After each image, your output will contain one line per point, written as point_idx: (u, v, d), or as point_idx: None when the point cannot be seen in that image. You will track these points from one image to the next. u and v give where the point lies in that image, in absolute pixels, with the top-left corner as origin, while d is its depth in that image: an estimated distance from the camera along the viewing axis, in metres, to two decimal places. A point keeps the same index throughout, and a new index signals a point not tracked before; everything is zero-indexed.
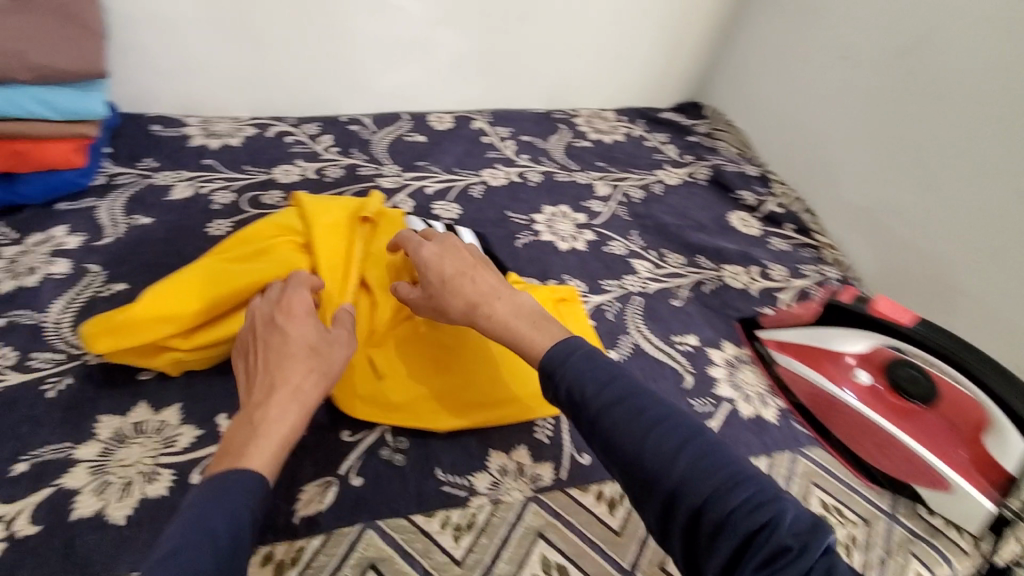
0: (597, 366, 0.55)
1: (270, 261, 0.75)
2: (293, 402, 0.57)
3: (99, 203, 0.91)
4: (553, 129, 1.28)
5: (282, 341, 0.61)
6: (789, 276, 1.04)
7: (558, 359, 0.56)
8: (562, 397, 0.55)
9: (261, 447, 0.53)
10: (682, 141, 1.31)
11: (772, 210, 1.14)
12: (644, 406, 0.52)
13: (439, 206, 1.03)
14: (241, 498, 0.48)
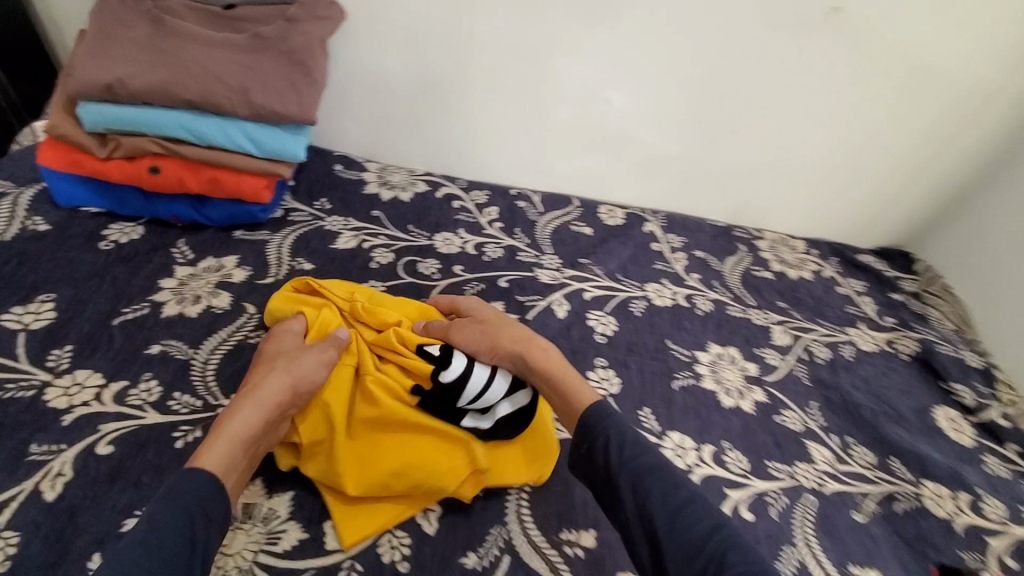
0: (626, 434, 0.63)
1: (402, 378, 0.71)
2: (256, 408, 0.62)
3: (271, 238, 0.92)
4: (731, 249, 1.14)
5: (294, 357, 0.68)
6: (1006, 519, 0.81)
7: (605, 418, 0.65)
8: (602, 451, 0.63)
9: (218, 448, 0.58)
10: (882, 297, 1.11)
11: (994, 420, 0.92)
12: (673, 486, 0.59)
13: (595, 318, 0.93)
14: (189, 496, 0.53)
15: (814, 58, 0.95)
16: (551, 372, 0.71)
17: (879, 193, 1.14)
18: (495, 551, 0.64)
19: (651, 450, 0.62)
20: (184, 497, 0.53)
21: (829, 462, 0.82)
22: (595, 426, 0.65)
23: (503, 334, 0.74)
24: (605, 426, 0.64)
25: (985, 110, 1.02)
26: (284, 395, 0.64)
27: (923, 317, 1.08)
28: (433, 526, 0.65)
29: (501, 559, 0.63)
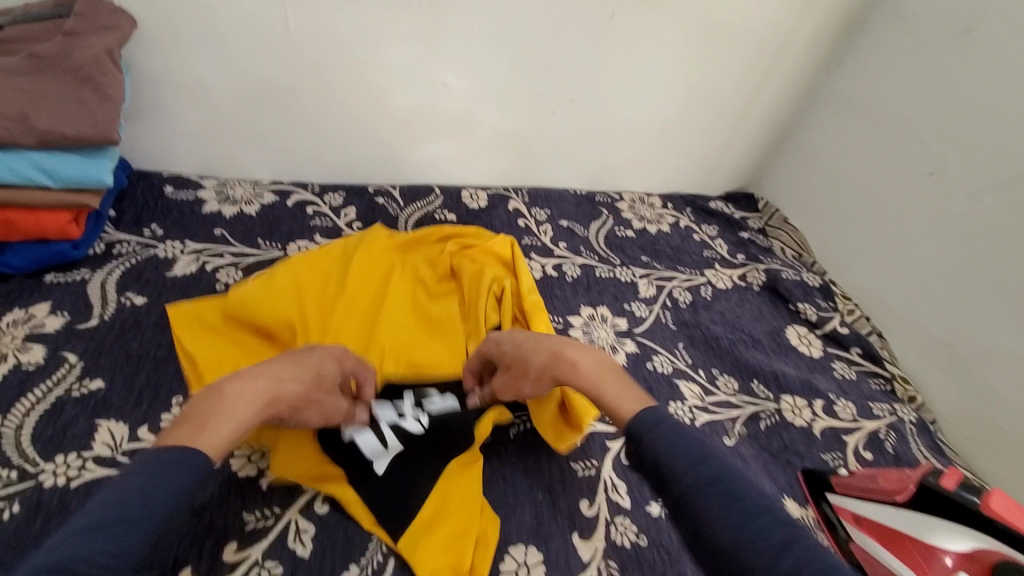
0: (676, 441, 0.49)
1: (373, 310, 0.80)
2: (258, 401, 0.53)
3: (92, 277, 0.82)
4: (594, 214, 1.18)
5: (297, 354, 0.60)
6: (857, 416, 0.89)
7: (648, 426, 0.52)
8: (648, 462, 0.50)
9: (221, 425, 0.48)
10: (732, 237, 1.21)
11: (836, 329, 1.01)
12: (694, 458, 0.47)
13: None
14: (183, 475, 0.42)
15: (629, 22, 1.00)
16: (583, 387, 0.62)
17: (714, 143, 1.23)
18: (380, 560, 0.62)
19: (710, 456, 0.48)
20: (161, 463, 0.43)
21: (698, 396, 0.87)
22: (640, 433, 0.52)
23: (523, 351, 0.67)
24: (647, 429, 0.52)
25: (790, 55, 1.11)
26: (279, 390, 0.55)
27: (768, 250, 1.18)
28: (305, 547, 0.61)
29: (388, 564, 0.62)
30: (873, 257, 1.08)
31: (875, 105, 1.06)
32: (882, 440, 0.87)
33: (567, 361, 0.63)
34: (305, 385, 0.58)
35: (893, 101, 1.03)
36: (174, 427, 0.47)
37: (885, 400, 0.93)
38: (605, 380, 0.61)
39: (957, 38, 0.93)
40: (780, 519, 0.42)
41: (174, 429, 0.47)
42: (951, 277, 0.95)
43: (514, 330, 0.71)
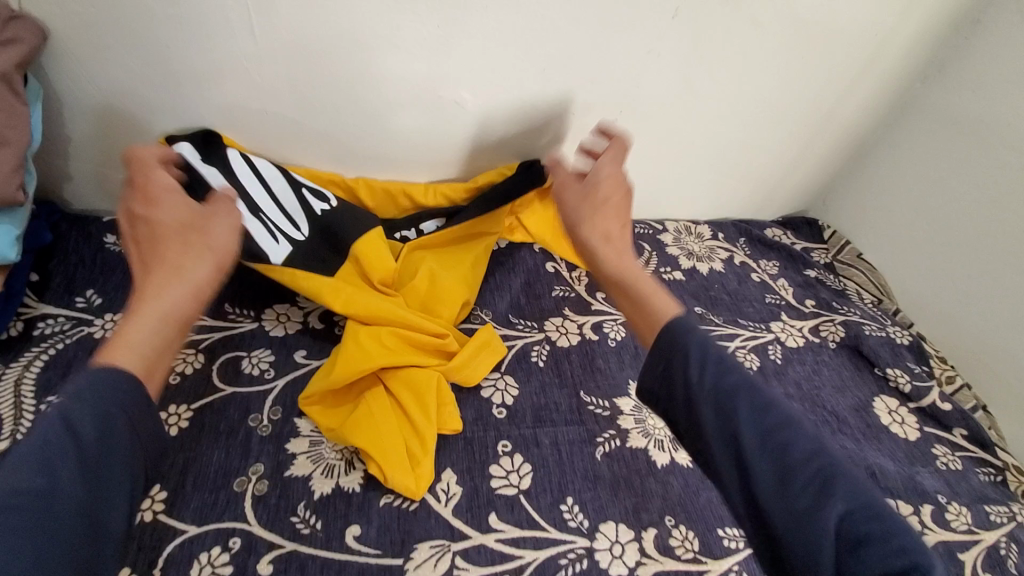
0: (711, 351, 0.50)
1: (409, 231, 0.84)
2: (175, 277, 0.52)
3: (4, 374, 0.63)
4: (635, 250, 0.99)
5: (150, 223, 0.56)
6: (972, 525, 0.73)
7: (683, 329, 0.52)
8: (685, 368, 0.50)
9: (142, 321, 0.49)
10: (798, 276, 1.02)
11: (937, 404, 0.83)
12: (763, 404, 0.48)
13: (488, 385, 0.75)
14: (115, 396, 0.43)
15: (693, 19, 0.79)
16: (619, 275, 0.63)
17: (777, 162, 1.03)
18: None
19: (737, 368, 0.50)
20: (80, 413, 0.41)
21: None
22: (673, 333, 0.52)
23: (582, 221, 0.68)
24: (682, 339, 0.51)
25: (882, 59, 0.90)
26: (216, 267, 0.55)
27: (842, 293, 0.99)
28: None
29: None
30: (975, 314, 0.90)
31: (987, 125, 0.87)
32: (1004, 558, 0.71)
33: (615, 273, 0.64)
34: (187, 203, 0.58)
35: (1014, 124, 0.84)
36: (107, 345, 0.47)
37: (1000, 499, 0.77)
38: (654, 287, 0.61)
39: None
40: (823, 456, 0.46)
41: (114, 349, 0.47)
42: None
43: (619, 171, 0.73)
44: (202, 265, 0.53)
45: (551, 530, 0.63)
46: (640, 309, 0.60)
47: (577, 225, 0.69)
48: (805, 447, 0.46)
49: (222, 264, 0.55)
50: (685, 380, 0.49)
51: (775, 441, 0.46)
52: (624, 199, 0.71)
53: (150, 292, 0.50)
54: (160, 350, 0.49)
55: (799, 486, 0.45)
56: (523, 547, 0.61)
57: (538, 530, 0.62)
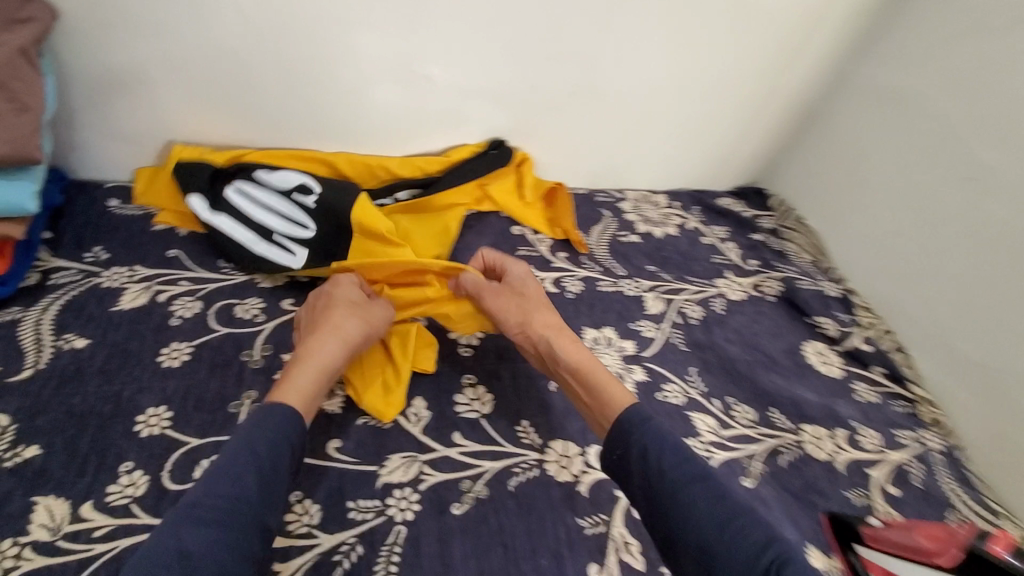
0: (665, 441, 0.61)
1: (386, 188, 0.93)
2: (335, 339, 0.68)
3: (25, 316, 0.72)
4: (595, 216, 1.09)
5: (329, 299, 0.74)
6: (881, 446, 0.83)
7: (639, 420, 0.63)
8: (634, 455, 0.61)
9: (304, 376, 0.64)
10: (744, 239, 1.12)
11: (858, 346, 0.94)
12: (718, 490, 0.57)
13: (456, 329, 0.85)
14: (277, 431, 0.58)
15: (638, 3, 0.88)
16: (573, 364, 0.72)
17: (725, 136, 1.13)
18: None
19: (694, 458, 0.60)
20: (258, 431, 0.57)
21: (714, 431, 0.80)
22: (628, 429, 0.63)
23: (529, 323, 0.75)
24: (636, 433, 0.62)
25: (814, 39, 1.00)
26: (363, 330, 0.71)
27: (783, 254, 1.09)
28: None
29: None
30: (895, 265, 0.99)
31: (905, 97, 0.96)
32: (908, 472, 0.81)
33: (543, 337, 0.74)
34: (362, 293, 0.76)
35: (929, 94, 0.93)
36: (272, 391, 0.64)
37: (909, 426, 0.87)
38: (604, 377, 0.70)
39: (1001, 28, 0.84)
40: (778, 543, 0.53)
41: (280, 389, 0.63)
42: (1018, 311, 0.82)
43: (528, 272, 0.82)
44: (349, 326, 0.70)
45: (507, 445, 0.72)
46: (594, 407, 0.69)
47: (525, 323, 0.75)
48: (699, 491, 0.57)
49: (366, 339, 0.72)
50: (643, 466, 0.60)
51: (678, 471, 0.59)
52: (538, 292, 0.80)
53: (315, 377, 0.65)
54: (313, 384, 0.65)
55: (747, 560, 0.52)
56: (482, 459, 0.70)
57: (495, 445, 0.72)
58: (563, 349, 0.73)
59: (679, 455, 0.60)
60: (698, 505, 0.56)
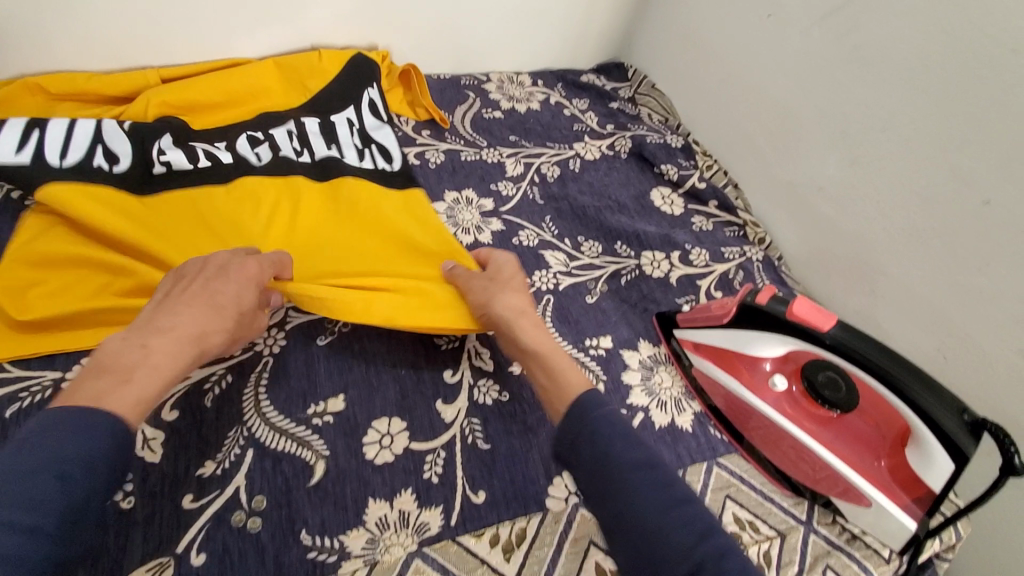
0: (616, 432, 0.51)
1: (240, 93, 0.95)
2: (191, 344, 0.51)
3: None
4: (460, 97, 1.14)
5: (213, 283, 0.56)
6: (710, 261, 0.96)
7: (591, 405, 0.53)
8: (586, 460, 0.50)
9: (126, 390, 0.45)
10: (603, 108, 1.20)
11: (695, 185, 1.06)
12: (668, 482, 0.49)
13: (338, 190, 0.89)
14: (86, 442, 0.41)
15: None
16: (531, 346, 0.63)
17: (575, 12, 1.20)
18: (238, 518, 0.57)
19: (646, 447, 0.51)
20: (63, 451, 0.40)
21: (563, 263, 0.90)
22: (581, 412, 0.53)
23: (497, 300, 0.68)
24: (590, 417, 0.52)
25: None
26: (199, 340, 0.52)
27: (636, 117, 1.19)
28: (133, 500, 0.57)
29: (249, 523, 0.57)
30: (725, 107, 1.10)
31: None
32: (731, 278, 0.94)
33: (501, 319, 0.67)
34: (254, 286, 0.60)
35: None
36: (80, 377, 0.46)
37: (736, 244, 1.00)
38: (553, 352, 0.63)
39: None
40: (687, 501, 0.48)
41: (84, 379, 0.45)
42: (820, 113, 0.92)
43: (514, 258, 0.77)
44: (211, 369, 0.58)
45: None
46: (547, 391, 0.59)
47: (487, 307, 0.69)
48: (668, 489, 0.48)
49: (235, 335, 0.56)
50: (593, 458, 0.50)
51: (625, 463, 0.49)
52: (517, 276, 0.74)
53: (157, 347, 0.49)
54: (149, 400, 0.46)
55: (667, 507, 0.47)
56: None
57: None
58: (520, 331, 0.65)
59: (625, 443, 0.50)
60: (642, 490, 0.48)
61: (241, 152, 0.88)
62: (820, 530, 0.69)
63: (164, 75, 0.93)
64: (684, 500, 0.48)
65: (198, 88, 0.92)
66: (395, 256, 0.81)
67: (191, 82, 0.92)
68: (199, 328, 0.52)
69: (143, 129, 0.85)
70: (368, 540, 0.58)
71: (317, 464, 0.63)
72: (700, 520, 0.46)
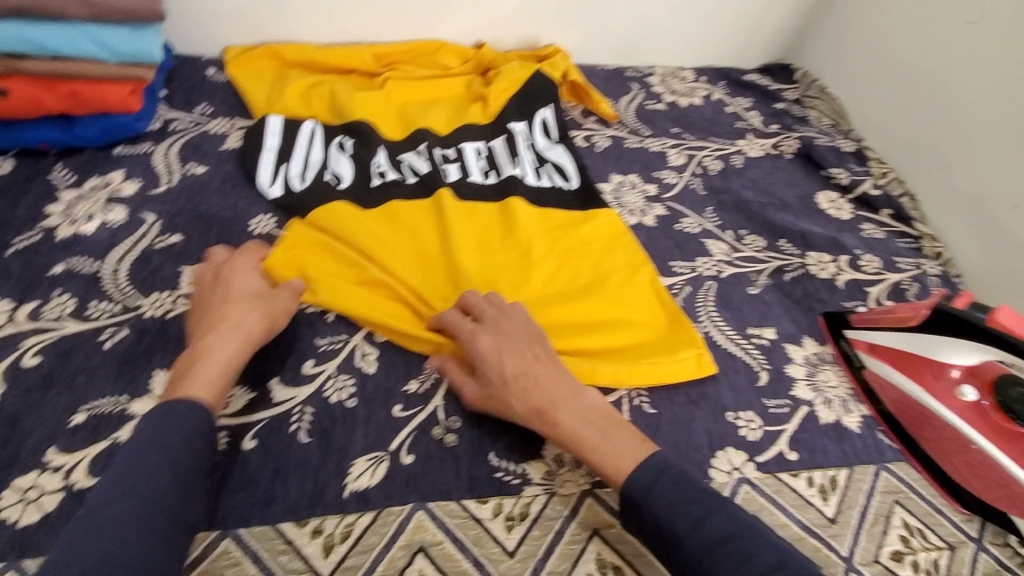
0: (677, 497, 0.54)
1: (440, 77, 1.06)
2: (235, 334, 0.63)
3: (155, 149, 0.89)
4: (624, 88, 1.18)
5: (225, 288, 0.67)
6: (881, 269, 0.92)
7: (643, 485, 0.55)
8: (648, 529, 0.54)
9: (203, 380, 0.58)
10: (768, 108, 1.19)
11: (867, 191, 1.02)
12: (730, 535, 0.51)
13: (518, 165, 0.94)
14: (183, 420, 0.54)
15: None
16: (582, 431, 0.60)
17: (749, 11, 1.19)
18: (438, 432, 0.65)
19: (700, 493, 0.54)
20: (162, 426, 0.53)
21: (725, 252, 0.91)
22: (636, 488, 0.55)
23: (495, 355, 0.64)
24: (646, 486, 0.55)
25: None
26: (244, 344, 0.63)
27: (803, 119, 1.17)
28: (356, 400, 0.67)
29: (448, 438, 0.65)
30: (905, 113, 1.08)
31: None
32: (904, 289, 0.90)
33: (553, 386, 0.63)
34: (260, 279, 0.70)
35: None
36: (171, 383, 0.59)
37: (910, 255, 0.95)
38: (597, 431, 0.60)
39: None
40: (742, 540, 0.50)
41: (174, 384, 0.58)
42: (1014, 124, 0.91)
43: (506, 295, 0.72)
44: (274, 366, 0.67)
45: None
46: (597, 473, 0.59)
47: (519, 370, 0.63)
48: (721, 525, 0.51)
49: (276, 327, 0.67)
50: (658, 528, 0.53)
51: (678, 512, 0.53)
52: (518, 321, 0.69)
53: (205, 347, 0.61)
54: (218, 386, 0.59)
55: (728, 555, 0.49)
56: None
57: None
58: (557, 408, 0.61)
59: (684, 498, 0.54)
60: (698, 533, 0.51)
61: (434, 165, 0.91)
62: (995, 551, 0.66)
63: (379, 51, 1.06)
64: (741, 542, 0.50)
65: (407, 73, 1.05)
66: (597, 277, 0.83)
67: (402, 68, 1.06)
68: (246, 331, 0.63)
69: (358, 95, 0.97)
70: (546, 472, 0.64)
71: None
72: (754, 554, 0.49)
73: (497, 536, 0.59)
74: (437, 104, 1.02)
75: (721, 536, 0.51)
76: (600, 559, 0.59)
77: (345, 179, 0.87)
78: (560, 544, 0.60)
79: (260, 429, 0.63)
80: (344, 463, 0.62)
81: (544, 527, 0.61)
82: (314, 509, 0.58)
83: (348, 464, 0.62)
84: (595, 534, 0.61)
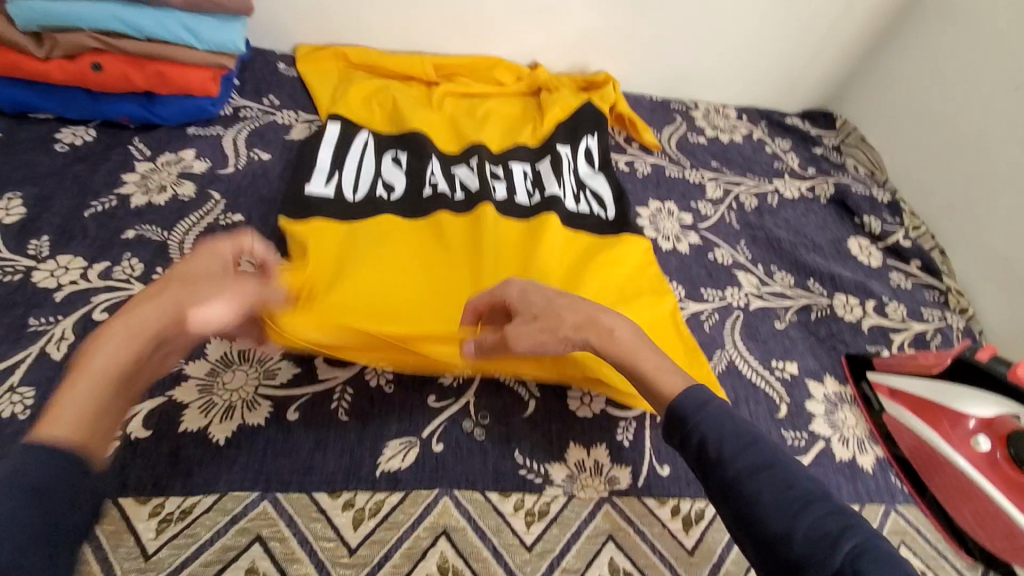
0: (725, 426, 0.53)
1: (495, 94, 1.11)
2: None
3: (225, 133, 0.95)
4: (668, 119, 1.22)
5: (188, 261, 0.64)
6: (906, 317, 0.94)
7: (691, 408, 0.55)
8: (692, 447, 0.53)
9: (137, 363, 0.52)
10: (806, 152, 1.22)
11: (898, 241, 1.04)
12: (776, 464, 0.51)
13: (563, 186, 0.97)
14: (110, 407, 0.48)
15: None
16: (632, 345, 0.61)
17: (796, 57, 1.24)
18: (468, 426, 0.68)
19: (751, 433, 0.53)
20: None
21: (755, 286, 0.94)
22: (684, 413, 0.55)
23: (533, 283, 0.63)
24: (692, 415, 0.55)
25: None
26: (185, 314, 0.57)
27: (840, 166, 1.20)
28: (393, 386, 0.70)
29: (477, 432, 0.68)
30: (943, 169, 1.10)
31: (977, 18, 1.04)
32: (928, 339, 0.92)
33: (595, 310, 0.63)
34: None
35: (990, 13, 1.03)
36: None
37: (937, 307, 0.97)
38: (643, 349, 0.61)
39: None
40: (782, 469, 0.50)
41: None
42: None
43: None
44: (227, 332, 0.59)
45: None
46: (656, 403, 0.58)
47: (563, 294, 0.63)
48: (760, 455, 0.51)
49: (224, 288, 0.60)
50: (703, 451, 0.53)
51: (727, 441, 0.52)
52: None
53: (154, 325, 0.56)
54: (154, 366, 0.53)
55: (775, 485, 0.49)
56: None
57: None
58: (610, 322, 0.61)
59: (730, 428, 0.53)
60: (744, 458, 0.51)
61: (484, 181, 0.94)
62: None
63: (440, 64, 1.11)
64: (785, 472, 0.50)
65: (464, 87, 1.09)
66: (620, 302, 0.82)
67: (460, 81, 1.11)
68: None
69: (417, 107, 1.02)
70: (567, 474, 0.67)
71: (530, 402, 0.72)
72: (799, 482, 0.49)
73: (516, 529, 0.62)
74: (492, 117, 1.06)
75: (764, 463, 0.51)
76: (612, 564, 0.62)
77: (396, 187, 0.91)
78: (576, 544, 0.62)
79: (303, 402, 0.66)
80: (379, 444, 0.65)
81: (562, 525, 0.63)
82: (347, 483, 0.62)
83: (382, 445, 0.65)
84: (609, 539, 0.63)
